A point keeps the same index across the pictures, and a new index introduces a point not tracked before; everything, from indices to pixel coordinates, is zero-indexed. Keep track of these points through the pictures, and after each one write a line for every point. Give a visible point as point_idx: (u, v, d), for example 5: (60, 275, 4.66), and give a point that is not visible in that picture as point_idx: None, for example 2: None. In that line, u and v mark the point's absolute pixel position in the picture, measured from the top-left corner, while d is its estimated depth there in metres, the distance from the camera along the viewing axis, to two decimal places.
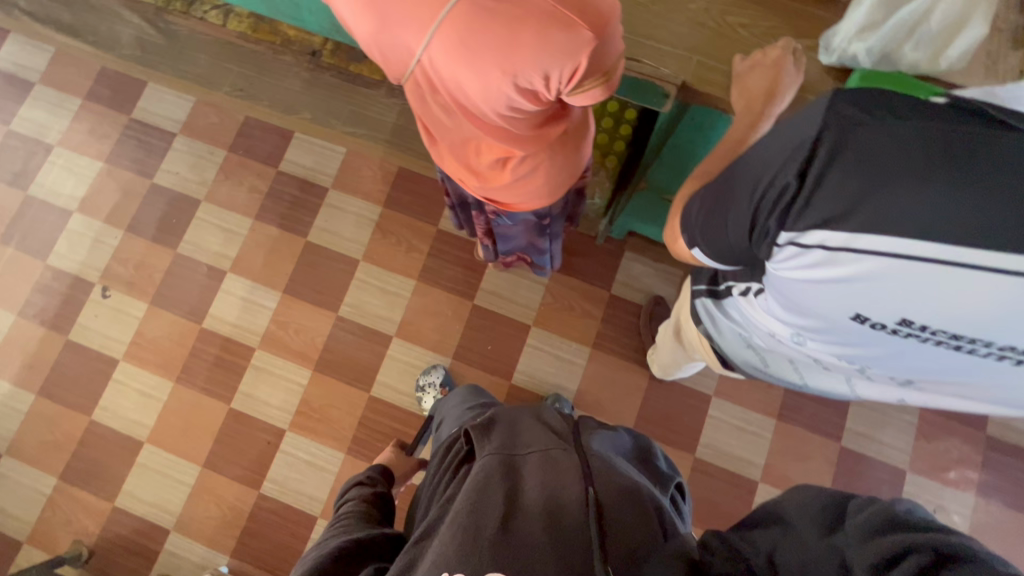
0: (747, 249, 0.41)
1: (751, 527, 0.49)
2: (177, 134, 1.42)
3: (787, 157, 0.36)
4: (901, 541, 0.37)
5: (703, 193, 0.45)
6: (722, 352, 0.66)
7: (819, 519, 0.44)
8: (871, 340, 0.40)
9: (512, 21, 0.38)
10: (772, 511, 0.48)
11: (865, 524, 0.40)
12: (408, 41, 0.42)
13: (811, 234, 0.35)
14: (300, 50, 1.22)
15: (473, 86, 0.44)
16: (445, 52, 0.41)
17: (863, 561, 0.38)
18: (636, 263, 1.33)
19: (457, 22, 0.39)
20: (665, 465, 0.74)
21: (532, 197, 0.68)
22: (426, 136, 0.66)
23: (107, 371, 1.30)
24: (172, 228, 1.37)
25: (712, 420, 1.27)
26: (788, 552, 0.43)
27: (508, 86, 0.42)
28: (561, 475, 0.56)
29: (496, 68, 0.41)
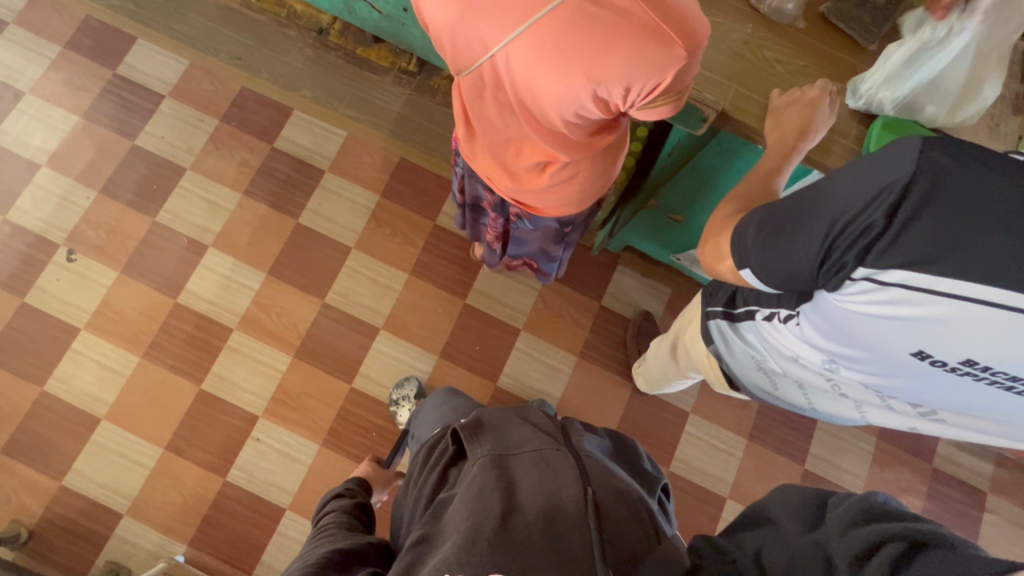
0: (808, 281, 0.41)
1: (738, 529, 0.49)
2: (165, 97, 1.35)
3: (872, 199, 0.35)
4: (879, 530, 0.38)
5: (757, 215, 0.45)
6: (729, 373, 0.69)
7: (802, 517, 0.44)
8: (918, 376, 0.41)
9: (610, 32, 0.38)
10: (756, 512, 0.48)
11: (844, 516, 0.41)
12: (493, 34, 0.42)
13: (891, 272, 0.35)
14: (306, 25, 1.32)
15: (549, 89, 0.44)
16: (531, 52, 0.41)
17: (845, 554, 0.39)
18: (628, 278, 1.35)
19: (551, 25, 0.39)
20: (650, 467, 0.75)
21: (561, 203, 0.68)
22: (464, 125, 0.65)
23: (66, 339, 1.21)
24: (152, 195, 1.29)
25: (687, 436, 1.30)
26: (772, 550, 0.44)
27: (586, 94, 0.43)
28: (558, 476, 0.57)
29: (581, 75, 0.41)
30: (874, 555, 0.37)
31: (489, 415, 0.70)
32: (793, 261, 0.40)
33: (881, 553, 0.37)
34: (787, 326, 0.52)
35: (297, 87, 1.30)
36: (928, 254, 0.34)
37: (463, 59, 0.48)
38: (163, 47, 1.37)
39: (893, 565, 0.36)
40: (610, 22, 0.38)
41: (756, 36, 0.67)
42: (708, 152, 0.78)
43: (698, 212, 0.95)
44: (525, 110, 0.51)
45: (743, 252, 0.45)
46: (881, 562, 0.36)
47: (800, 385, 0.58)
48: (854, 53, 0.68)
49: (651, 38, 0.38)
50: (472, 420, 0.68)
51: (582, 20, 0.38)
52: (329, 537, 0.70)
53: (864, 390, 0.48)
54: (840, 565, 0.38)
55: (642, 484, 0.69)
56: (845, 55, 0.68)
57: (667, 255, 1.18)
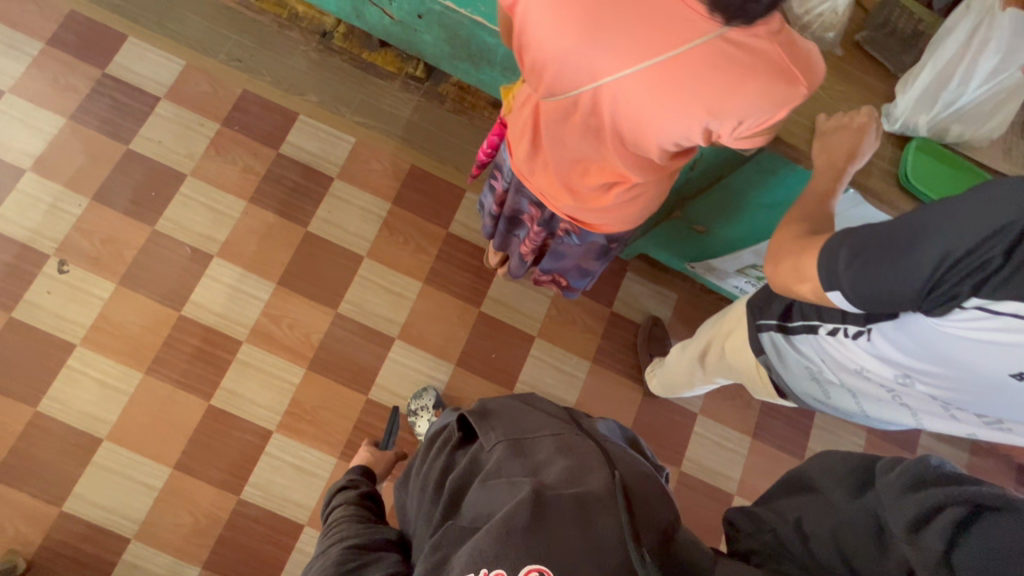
0: (907, 306, 0.44)
1: (786, 497, 0.54)
2: (161, 98, 1.29)
3: (989, 238, 0.38)
4: (934, 497, 0.39)
5: (849, 240, 0.47)
6: (778, 382, 0.74)
7: (851, 482, 0.48)
8: (1004, 392, 0.45)
9: (737, 71, 0.41)
10: (805, 481, 0.53)
11: (898, 486, 0.42)
12: (614, 68, 0.44)
13: (1008, 303, 0.38)
14: (311, 29, 1.35)
15: (659, 121, 0.46)
16: (654, 88, 0.43)
17: (898, 516, 0.40)
18: (636, 284, 1.38)
19: (682, 63, 0.41)
20: (652, 452, 0.76)
21: (618, 220, 0.70)
22: (530, 141, 0.65)
23: (60, 357, 1.14)
24: (149, 202, 1.23)
25: (696, 436, 1.35)
26: (823, 522, 0.47)
27: (698, 127, 0.45)
28: (580, 458, 0.55)
29: (701, 109, 0.43)
30: (930, 523, 0.38)
31: (495, 403, 0.70)
32: (895, 288, 0.43)
33: (937, 523, 0.38)
34: (855, 343, 0.55)
35: (305, 86, 1.33)
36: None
37: (561, 88, 0.49)
38: (158, 47, 1.31)
39: (953, 533, 0.37)
40: (739, 61, 0.40)
41: None
42: (745, 170, 0.81)
43: (722, 224, 0.98)
44: (616, 135, 0.52)
45: (833, 276, 0.47)
46: (939, 533, 0.37)
47: (856, 393, 0.63)
48: (887, 82, 0.73)
49: (774, 78, 0.41)
50: (481, 410, 0.68)
51: (712, 59, 0.40)
52: (349, 533, 0.68)
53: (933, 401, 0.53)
54: (896, 535, 0.40)
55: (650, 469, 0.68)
56: (879, 83, 0.73)
57: (681, 263, 1.22)
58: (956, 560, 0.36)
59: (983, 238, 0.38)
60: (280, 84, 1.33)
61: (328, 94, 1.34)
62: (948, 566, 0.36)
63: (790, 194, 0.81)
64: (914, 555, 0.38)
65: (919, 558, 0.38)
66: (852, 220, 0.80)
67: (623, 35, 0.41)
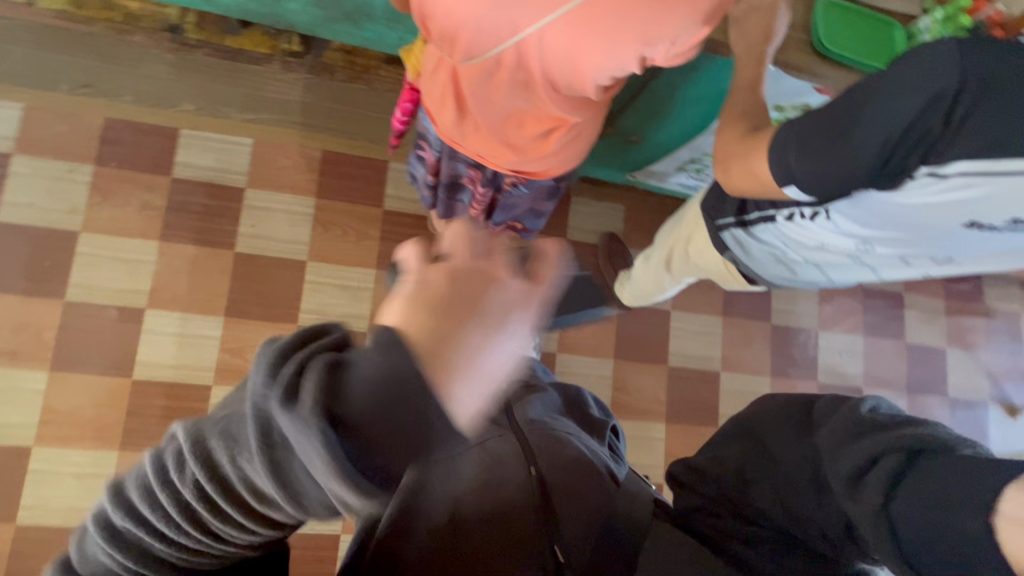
0: (860, 186, 0.45)
1: (720, 442, 0.51)
2: (13, 154, 1.11)
3: (927, 108, 0.39)
4: (875, 451, 0.39)
5: (792, 135, 0.47)
6: (747, 272, 0.77)
7: (789, 426, 0.46)
8: (957, 238, 0.49)
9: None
10: (743, 427, 0.49)
11: (837, 446, 0.41)
12: (536, 14, 0.42)
13: (955, 166, 0.41)
14: (151, 28, 1.07)
15: (594, 59, 0.44)
16: (582, 27, 0.42)
17: (838, 470, 0.40)
18: (583, 206, 1.39)
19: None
20: (598, 412, 0.73)
21: (562, 164, 0.68)
22: (451, 108, 0.61)
23: (21, 462, 1.05)
24: (49, 273, 1.10)
25: (674, 331, 1.42)
26: (771, 470, 0.45)
27: (632, 57, 0.44)
28: (502, 466, 0.51)
29: (635, 39, 0.42)
30: (867, 478, 0.39)
31: None
32: (852, 171, 0.43)
33: (874, 477, 0.38)
34: (815, 223, 0.58)
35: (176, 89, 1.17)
36: (991, 143, 0.39)
37: (480, 47, 0.47)
38: None
39: (890, 489, 0.37)
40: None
41: None
42: (667, 73, 0.80)
43: (653, 130, 0.97)
44: (548, 82, 0.50)
45: (788, 170, 0.48)
46: (877, 486, 0.38)
47: (820, 266, 0.67)
48: None
49: None
50: None
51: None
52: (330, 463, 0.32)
53: (896, 258, 0.57)
54: (837, 493, 0.40)
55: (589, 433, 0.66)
56: None
57: (621, 175, 1.22)
58: (895, 513, 0.37)
59: (922, 109, 0.39)
60: (145, 100, 1.17)
61: (204, 98, 1.19)
62: (886, 517, 0.37)
63: (720, 84, 0.81)
64: (858, 509, 0.38)
65: (860, 511, 0.38)
66: (781, 96, 0.80)
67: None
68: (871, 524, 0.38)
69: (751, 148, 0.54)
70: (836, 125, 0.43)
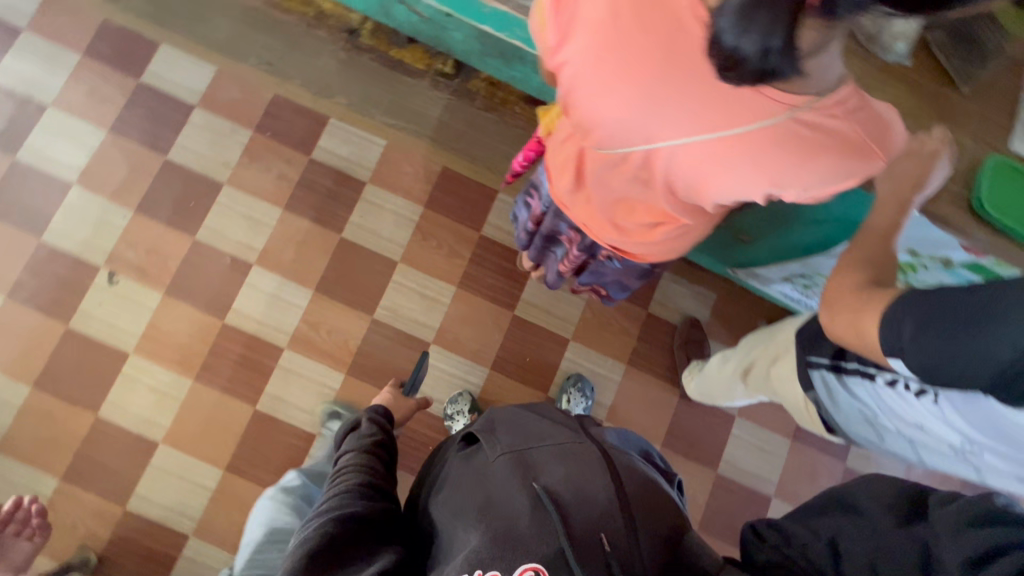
0: (970, 388, 0.43)
1: (809, 514, 0.46)
2: (195, 106, 1.30)
3: None
4: (992, 534, 0.36)
5: (916, 312, 0.45)
6: (829, 421, 0.72)
7: (894, 511, 0.42)
8: None
9: (832, 144, 0.40)
10: (839, 499, 0.45)
11: (952, 521, 0.38)
12: (660, 134, 0.43)
13: None
14: (336, 25, 1.26)
15: (717, 184, 0.45)
16: (700, 156, 0.42)
17: (953, 550, 0.37)
18: (673, 285, 1.36)
19: (745, 142, 0.40)
20: (661, 462, 0.68)
21: (668, 253, 0.67)
22: (574, 180, 0.63)
23: (115, 363, 1.19)
24: (189, 211, 1.26)
25: (733, 437, 1.33)
26: (858, 539, 0.41)
27: (760, 195, 0.45)
28: (584, 465, 0.49)
29: (763, 181, 0.43)
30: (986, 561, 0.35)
31: (503, 416, 0.66)
32: (968, 374, 0.42)
33: (1000, 558, 0.35)
34: (915, 403, 0.54)
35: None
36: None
37: (613, 140, 0.48)
38: (189, 52, 1.32)
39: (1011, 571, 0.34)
40: (813, 140, 0.39)
41: (867, 76, 0.68)
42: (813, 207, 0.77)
43: (774, 236, 0.92)
44: (669, 187, 0.50)
45: (899, 341, 0.47)
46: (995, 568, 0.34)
47: (908, 442, 0.62)
48: (954, 88, 0.68)
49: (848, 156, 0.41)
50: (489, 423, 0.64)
51: (792, 136, 0.39)
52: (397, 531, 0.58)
53: (1000, 473, 0.52)
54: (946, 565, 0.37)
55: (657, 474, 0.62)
56: (947, 90, 0.68)
57: (722, 266, 1.18)
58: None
59: None
60: (310, 86, 1.33)
61: (357, 95, 1.33)
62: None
63: (855, 210, 0.74)
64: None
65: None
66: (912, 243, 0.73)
67: (698, 109, 0.39)
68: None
69: (864, 304, 0.53)
70: (976, 314, 0.41)
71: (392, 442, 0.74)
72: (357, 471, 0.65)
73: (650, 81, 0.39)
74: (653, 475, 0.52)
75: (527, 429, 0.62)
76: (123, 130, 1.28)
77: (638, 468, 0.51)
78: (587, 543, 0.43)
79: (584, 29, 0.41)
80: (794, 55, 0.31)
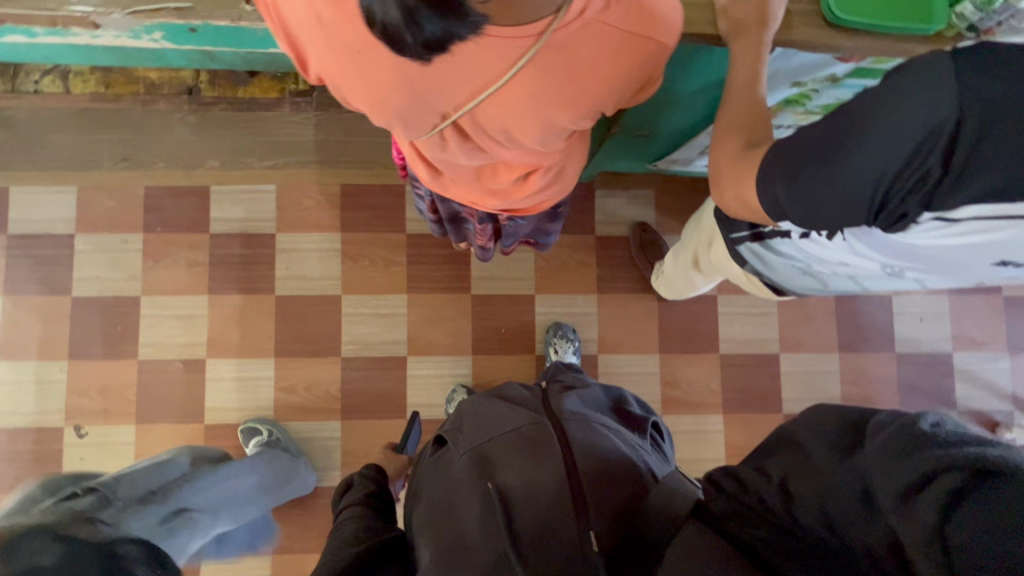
0: (857, 224, 0.41)
1: (761, 455, 0.42)
2: (75, 233, 1.23)
3: (921, 145, 0.34)
4: (931, 460, 0.32)
5: (782, 168, 0.43)
6: (773, 283, 0.71)
7: (839, 442, 0.37)
8: (972, 269, 0.45)
9: (610, 41, 0.37)
10: (786, 435, 0.40)
11: (885, 451, 0.34)
12: (445, 108, 0.40)
13: (964, 208, 0.36)
14: (173, 91, 1.13)
15: (532, 125, 0.42)
16: (494, 110, 0.40)
17: (890, 489, 0.33)
18: (610, 199, 1.32)
19: (520, 83, 0.37)
20: (638, 406, 0.68)
21: (553, 195, 0.65)
22: (428, 169, 0.60)
23: None
24: (121, 336, 1.22)
25: (723, 315, 1.33)
26: (804, 479, 0.37)
27: (572, 120, 0.43)
28: (540, 458, 0.54)
29: (567, 106, 0.40)
30: (925, 490, 0.32)
31: (468, 405, 0.68)
32: (844, 211, 0.40)
33: (935, 488, 0.31)
34: (831, 243, 0.53)
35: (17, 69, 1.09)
36: (1011, 184, 0.34)
37: (419, 128, 0.44)
38: (39, 183, 1.23)
39: (949, 503, 0.31)
40: (584, 52, 0.37)
41: None
42: (685, 80, 0.73)
43: (668, 120, 0.88)
44: (502, 147, 0.47)
45: (776, 200, 0.44)
46: (934, 502, 0.31)
47: (849, 278, 0.61)
48: None
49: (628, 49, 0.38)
50: (456, 417, 0.66)
51: (559, 58, 0.36)
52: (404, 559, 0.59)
53: (934, 281, 0.51)
54: (884, 504, 0.33)
55: (626, 429, 0.62)
56: None
57: (643, 164, 1.14)
58: (952, 538, 0.30)
59: (913, 148, 0.35)
60: (176, 163, 1.24)
61: (224, 151, 1.24)
62: (942, 541, 0.30)
63: (723, 67, 0.70)
64: (904, 528, 0.32)
65: (908, 529, 0.31)
66: (792, 75, 0.69)
67: (456, 75, 0.36)
68: (921, 547, 0.31)
69: (743, 173, 0.50)
70: (829, 153, 0.39)
71: (386, 490, 0.74)
72: (351, 519, 0.65)
73: (395, 68, 0.37)
74: (612, 440, 0.56)
75: (489, 414, 0.63)
76: (17, 287, 1.22)
77: (592, 437, 0.56)
78: (531, 541, 0.49)
79: (313, 44, 0.39)
80: (444, 12, 0.29)
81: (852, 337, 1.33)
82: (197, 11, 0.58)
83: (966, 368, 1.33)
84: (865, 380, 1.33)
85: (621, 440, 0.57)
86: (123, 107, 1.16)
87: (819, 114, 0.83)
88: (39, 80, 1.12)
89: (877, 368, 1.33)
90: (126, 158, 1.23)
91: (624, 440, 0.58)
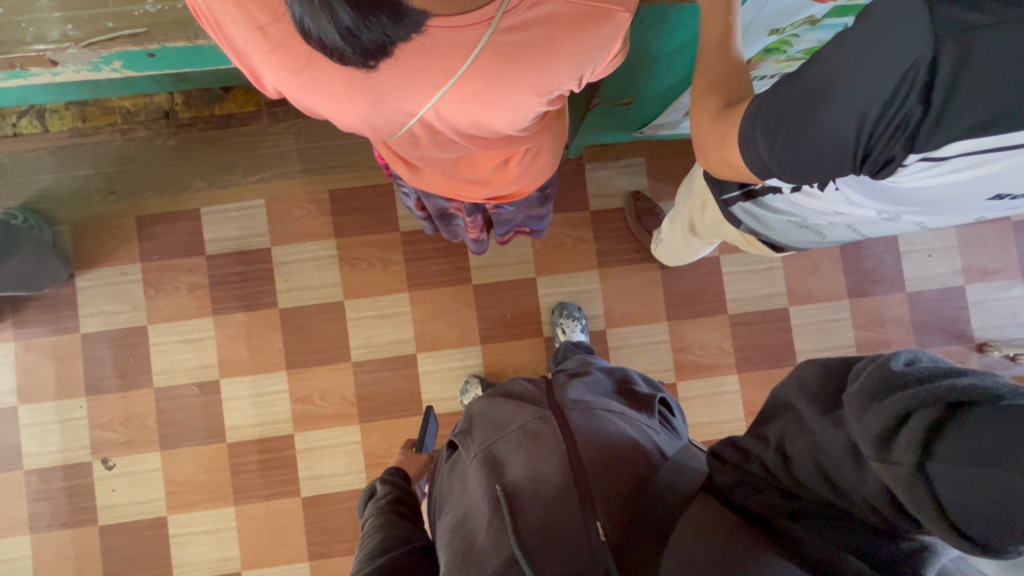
0: (846, 173, 0.40)
1: (761, 421, 0.44)
2: (74, 272, 1.23)
3: (895, 88, 0.33)
4: (903, 400, 0.32)
5: (763, 125, 0.42)
6: (772, 241, 0.70)
7: (822, 396, 0.38)
8: (972, 206, 0.44)
9: (567, 17, 0.36)
10: (778, 399, 0.42)
11: (858, 399, 0.34)
12: (406, 108, 0.39)
13: (950, 146, 0.34)
14: (150, 115, 1.21)
15: (498, 113, 0.41)
16: (455, 104, 0.39)
17: (866, 436, 0.33)
18: (600, 172, 1.30)
19: (473, 74, 0.36)
20: (645, 385, 0.69)
21: (535, 178, 0.64)
22: (406, 170, 0.59)
23: (161, 530, 1.22)
24: (134, 367, 1.24)
25: (728, 275, 1.31)
26: (796, 439, 0.39)
27: (539, 102, 0.42)
28: (543, 452, 0.54)
29: (531, 90, 0.39)
30: (901, 431, 0.32)
31: (476, 408, 0.69)
32: (828, 161, 0.39)
33: (911, 428, 0.32)
34: (825, 194, 0.51)
35: None
36: (997, 113, 0.32)
37: (385, 129, 0.44)
38: None
39: (927, 441, 0.31)
40: (540, 34, 0.35)
41: None
42: (657, 41, 0.70)
43: (647, 84, 0.85)
44: (472, 138, 0.46)
45: (760, 157, 0.44)
46: (910, 442, 0.31)
47: (847, 227, 0.59)
48: None
49: (585, 25, 0.37)
50: (465, 420, 0.67)
51: (513, 44, 0.35)
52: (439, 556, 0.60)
53: (933, 221, 0.50)
54: (865, 453, 0.34)
55: (633, 409, 0.62)
56: None
57: (629, 131, 1.12)
58: (933, 472, 0.31)
59: (889, 92, 0.33)
60: (163, 189, 1.23)
61: (208, 171, 1.24)
62: (925, 478, 0.31)
63: (695, 22, 0.66)
64: (889, 473, 0.32)
65: (891, 472, 0.32)
66: (768, 22, 0.65)
67: (411, 73, 0.36)
68: (905, 485, 0.32)
69: (726, 135, 0.48)
70: (806, 105, 0.38)
71: (410, 495, 0.75)
72: (383, 526, 0.66)
73: (345, 73, 0.36)
74: (617, 426, 0.57)
75: (496, 413, 0.64)
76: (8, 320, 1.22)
77: (596, 424, 0.56)
78: (537, 537, 0.48)
79: (262, 59, 0.38)
80: (378, 20, 0.31)
81: (859, 281, 1.31)
82: (151, 36, 0.57)
83: (979, 298, 1.31)
84: (878, 323, 1.31)
85: (627, 424, 0.58)
86: (103, 140, 1.21)
87: (802, 59, 0.81)
88: (18, 123, 1.19)
89: (888, 310, 1.31)
90: (113, 191, 1.23)
91: (630, 423, 0.58)
